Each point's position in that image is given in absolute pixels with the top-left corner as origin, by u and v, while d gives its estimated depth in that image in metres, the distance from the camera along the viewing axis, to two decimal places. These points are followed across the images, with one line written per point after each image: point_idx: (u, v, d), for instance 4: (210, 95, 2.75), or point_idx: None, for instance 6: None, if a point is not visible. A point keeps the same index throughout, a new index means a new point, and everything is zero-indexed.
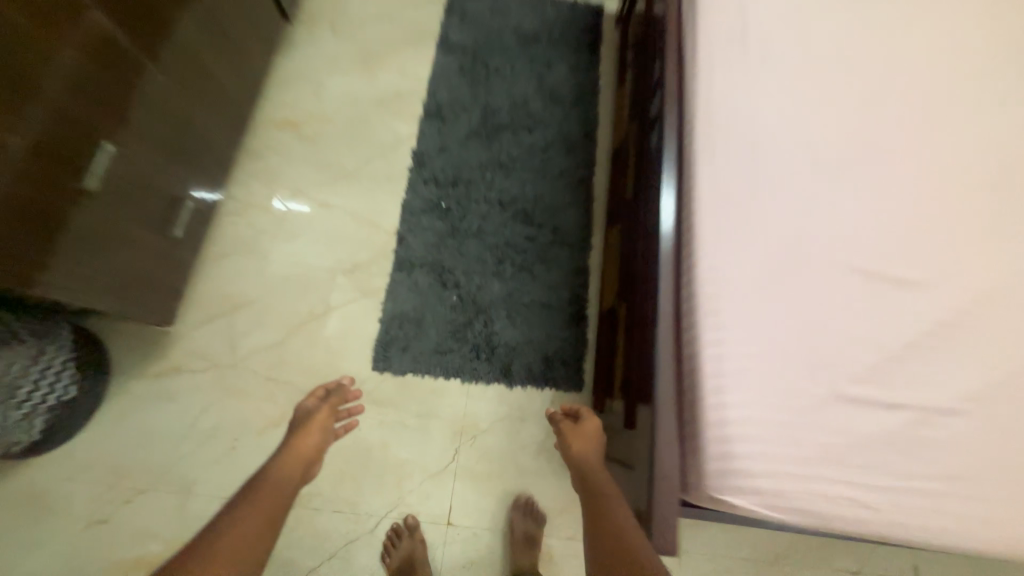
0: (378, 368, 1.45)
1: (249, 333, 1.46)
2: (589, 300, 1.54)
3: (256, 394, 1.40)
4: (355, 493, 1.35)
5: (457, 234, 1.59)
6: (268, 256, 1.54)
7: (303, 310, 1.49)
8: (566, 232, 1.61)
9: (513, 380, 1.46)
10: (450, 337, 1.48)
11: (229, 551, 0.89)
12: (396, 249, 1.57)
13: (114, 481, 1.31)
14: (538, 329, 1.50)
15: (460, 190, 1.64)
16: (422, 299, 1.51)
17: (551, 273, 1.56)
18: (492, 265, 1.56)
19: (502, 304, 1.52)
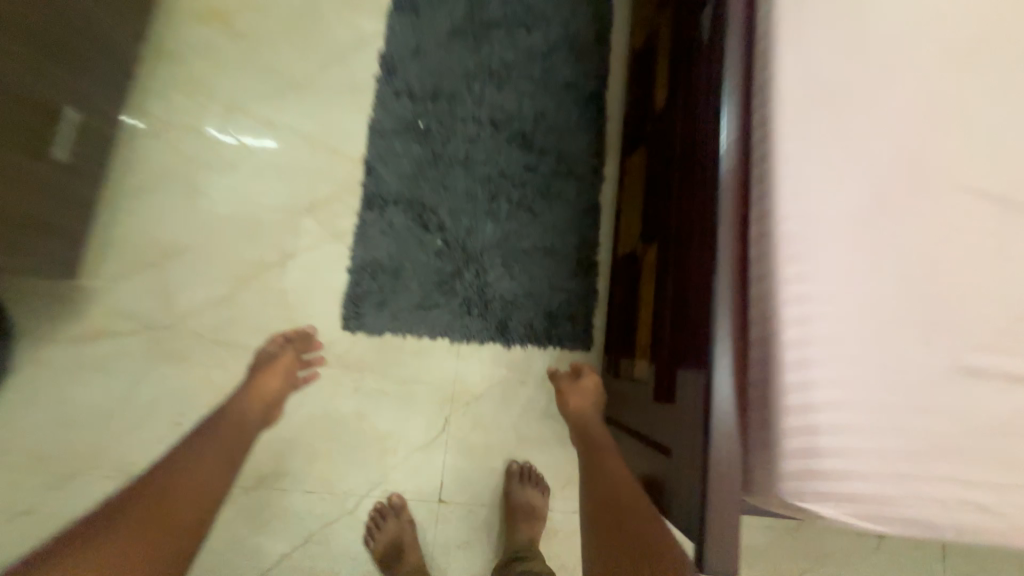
0: (349, 327, 1.21)
1: (185, 288, 1.18)
2: (601, 244, 1.29)
3: (201, 360, 1.16)
4: (330, 471, 1.16)
5: (439, 163, 1.28)
6: (201, 191, 1.23)
7: (252, 258, 1.21)
8: (573, 162, 1.32)
9: (511, 339, 1.24)
10: (434, 290, 1.23)
11: (158, 506, 0.74)
12: (364, 182, 1.27)
13: (36, 466, 1.09)
14: (540, 279, 1.26)
15: (442, 107, 1.31)
16: (399, 245, 1.24)
17: (555, 211, 1.29)
18: (483, 202, 1.28)
19: (496, 249, 1.26)
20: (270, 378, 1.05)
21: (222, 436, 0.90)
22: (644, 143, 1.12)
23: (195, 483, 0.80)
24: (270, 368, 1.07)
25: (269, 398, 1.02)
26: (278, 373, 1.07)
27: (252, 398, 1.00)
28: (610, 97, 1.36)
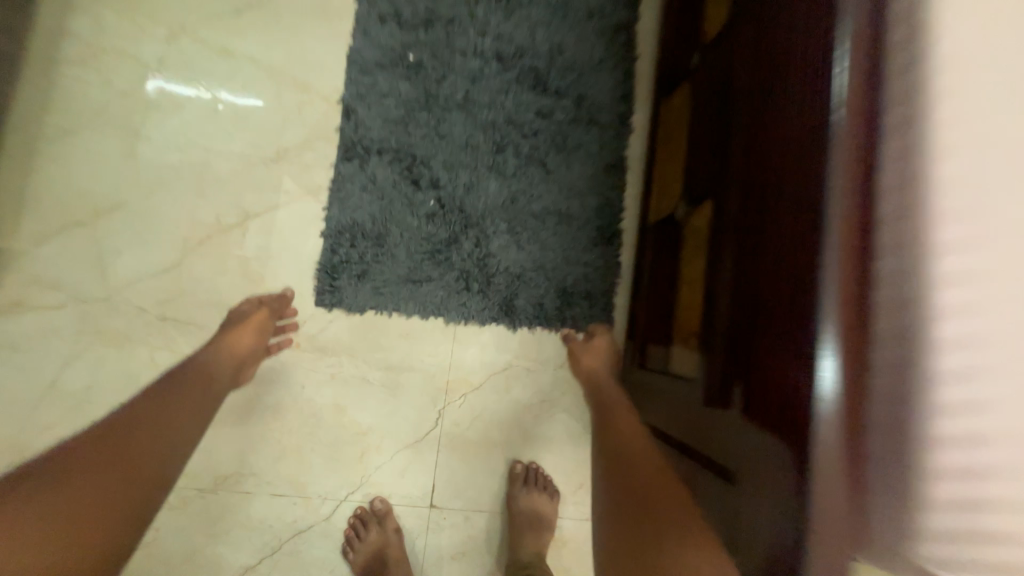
0: (324, 303, 1.01)
1: (122, 252, 0.97)
2: (626, 209, 1.08)
3: (145, 340, 0.96)
4: (302, 471, 0.99)
5: (434, 106, 1.06)
6: (139, 133, 1.00)
7: (204, 217, 1.00)
8: (596, 107, 1.09)
9: (516, 320, 1.04)
10: (426, 260, 1.02)
11: (108, 456, 0.63)
12: (341, 126, 1.04)
13: None
14: (554, 249, 1.05)
15: (437, 37, 1.07)
16: (384, 204, 1.02)
17: (573, 168, 1.07)
18: (487, 155, 1.05)
19: (501, 212, 1.05)
20: (243, 335, 0.89)
21: (181, 385, 0.77)
22: (690, 78, 0.90)
23: (141, 451, 0.66)
24: (242, 323, 0.91)
25: (241, 355, 0.88)
26: (252, 330, 0.91)
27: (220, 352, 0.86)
28: (642, 29, 1.12)
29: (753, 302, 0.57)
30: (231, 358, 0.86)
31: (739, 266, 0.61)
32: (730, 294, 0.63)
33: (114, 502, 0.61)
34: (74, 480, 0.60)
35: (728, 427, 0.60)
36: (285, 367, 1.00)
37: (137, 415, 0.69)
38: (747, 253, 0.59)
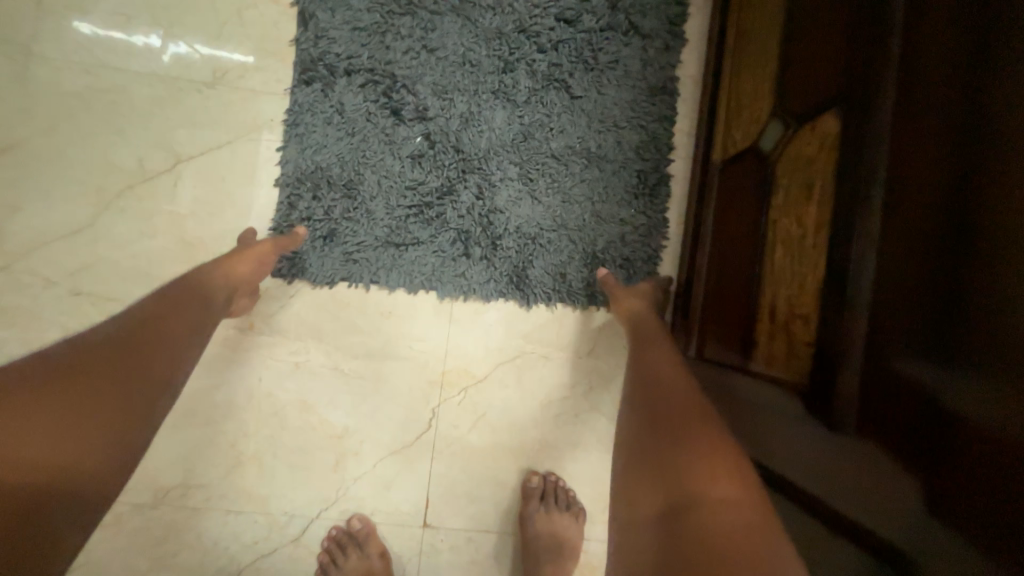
0: (284, 273, 0.78)
1: (22, 208, 0.75)
2: (676, 148, 0.81)
3: (57, 321, 0.75)
4: (263, 482, 0.79)
5: (419, 8, 0.78)
6: (31, 49, 0.76)
7: (124, 161, 0.77)
8: (637, 8, 0.80)
9: (529, 294, 0.80)
10: (412, 216, 0.79)
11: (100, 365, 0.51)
12: (298, 38, 0.78)
13: None
14: (579, 202, 0.80)
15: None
16: (355, 142, 0.78)
17: (606, 93, 0.80)
18: (491, 76, 0.79)
19: (509, 152, 0.79)
20: (241, 265, 0.69)
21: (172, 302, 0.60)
22: None
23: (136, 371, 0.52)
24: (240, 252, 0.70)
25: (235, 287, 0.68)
26: (252, 260, 0.71)
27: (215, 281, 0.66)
28: None
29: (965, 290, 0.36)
30: (223, 290, 0.66)
31: (931, 224, 0.39)
32: (910, 271, 0.40)
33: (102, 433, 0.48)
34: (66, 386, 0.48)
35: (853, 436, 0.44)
36: (238, 354, 0.79)
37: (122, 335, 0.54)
38: (955, 209, 0.37)
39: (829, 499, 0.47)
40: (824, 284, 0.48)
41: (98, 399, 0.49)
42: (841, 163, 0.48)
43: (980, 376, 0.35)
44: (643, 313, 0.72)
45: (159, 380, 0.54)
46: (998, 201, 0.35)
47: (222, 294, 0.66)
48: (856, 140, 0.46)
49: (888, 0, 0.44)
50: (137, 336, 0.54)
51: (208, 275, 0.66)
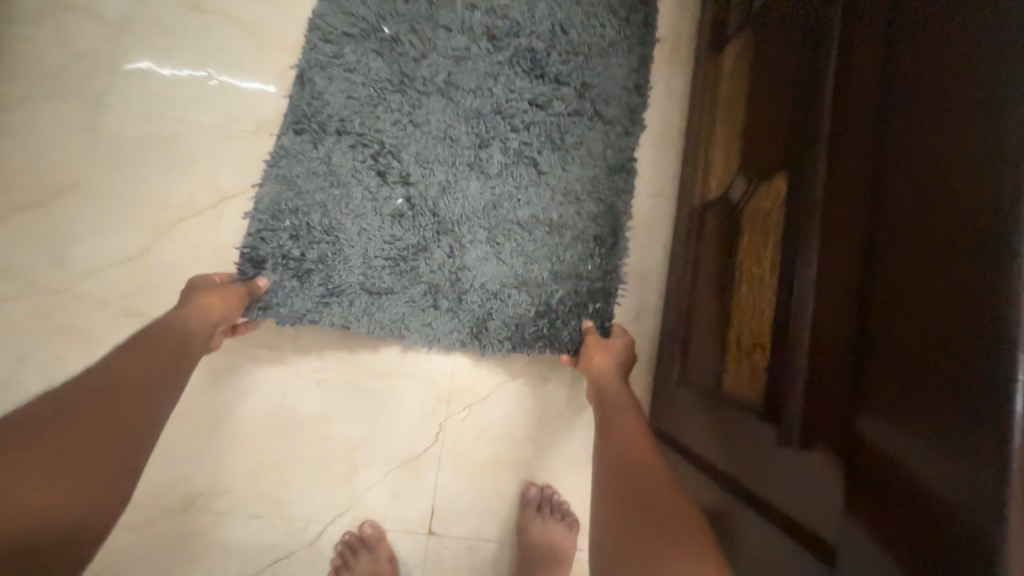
0: (250, 316, 0.83)
1: (84, 238, 0.85)
2: (628, 216, 0.91)
3: (109, 338, 0.85)
4: (283, 488, 0.86)
5: (409, 87, 0.90)
6: (101, 100, 0.87)
7: (175, 198, 0.87)
8: (603, 98, 0.93)
9: (486, 342, 0.88)
10: (386, 269, 0.87)
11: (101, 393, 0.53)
12: (296, 97, 0.89)
13: None
14: (540, 263, 0.89)
15: (416, 8, 0.91)
16: (340, 197, 0.88)
17: (570, 170, 0.91)
18: (468, 150, 0.90)
19: (480, 218, 0.89)
20: (216, 302, 0.73)
21: (154, 337, 0.63)
22: (750, 28, 0.75)
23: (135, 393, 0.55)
24: (215, 289, 0.75)
25: (216, 322, 0.71)
26: (227, 299, 0.75)
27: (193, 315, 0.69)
28: None
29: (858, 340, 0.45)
30: (205, 326, 0.69)
31: (838, 289, 0.47)
32: (826, 326, 0.49)
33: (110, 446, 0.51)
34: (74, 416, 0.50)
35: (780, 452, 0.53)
36: (266, 369, 0.88)
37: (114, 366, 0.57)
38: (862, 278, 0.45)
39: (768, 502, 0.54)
40: (776, 321, 0.57)
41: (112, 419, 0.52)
42: (783, 230, 0.57)
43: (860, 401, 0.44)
44: (611, 367, 0.78)
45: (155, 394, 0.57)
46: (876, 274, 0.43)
47: (205, 330, 0.68)
48: (796, 199, 0.55)
49: (818, 114, 0.54)
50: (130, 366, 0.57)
51: (192, 308, 0.70)
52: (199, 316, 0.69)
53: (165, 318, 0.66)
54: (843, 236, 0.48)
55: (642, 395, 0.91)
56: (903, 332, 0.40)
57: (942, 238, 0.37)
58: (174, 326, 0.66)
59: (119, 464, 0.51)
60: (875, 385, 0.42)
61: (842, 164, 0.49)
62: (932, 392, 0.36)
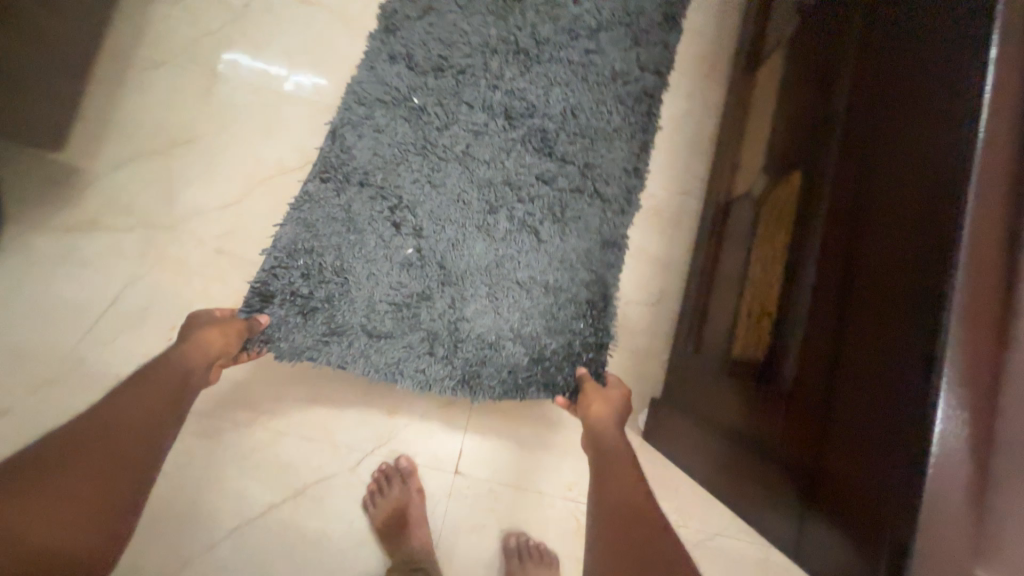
0: (251, 347, 0.93)
1: (191, 184, 1.00)
2: (616, 287, 1.01)
3: (202, 271, 0.99)
4: (332, 417, 0.99)
5: (430, 153, 1.02)
6: (217, 72, 1.03)
7: (269, 158, 1.02)
8: (603, 178, 1.02)
9: (477, 389, 0.97)
10: (388, 313, 0.98)
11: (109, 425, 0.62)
12: (326, 149, 1.01)
13: (12, 365, 0.94)
14: (532, 321, 0.99)
15: (445, 83, 1.03)
16: (356, 243, 0.99)
17: (566, 241, 1.01)
18: (477, 213, 1.01)
19: (481, 274, 0.99)
20: (216, 336, 0.82)
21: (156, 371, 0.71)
22: (782, 50, 0.87)
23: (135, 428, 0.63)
24: (219, 324, 0.84)
25: (212, 354, 0.79)
26: (227, 333, 0.84)
27: (189, 349, 0.77)
28: (717, 9, 1.09)
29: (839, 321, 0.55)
30: (199, 358, 0.77)
31: (828, 282, 0.58)
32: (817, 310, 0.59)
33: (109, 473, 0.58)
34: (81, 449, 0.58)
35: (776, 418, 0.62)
36: None
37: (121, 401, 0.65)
38: (846, 273, 0.55)
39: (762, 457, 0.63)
40: (781, 303, 0.67)
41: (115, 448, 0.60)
42: (793, 234, 0.68)
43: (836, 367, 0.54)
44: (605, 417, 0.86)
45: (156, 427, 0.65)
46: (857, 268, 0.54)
47: (201, 364, 0.77)
48: (806, 204, 0.66)
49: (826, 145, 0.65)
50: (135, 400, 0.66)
51: (190, 344, 0.78)
52: (201, 350, 0.78)
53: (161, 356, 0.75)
54: (839, 220, 0.59)
55: (657, 367, 1.01)
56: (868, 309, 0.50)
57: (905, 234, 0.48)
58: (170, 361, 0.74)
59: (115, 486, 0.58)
60: (849, 333, 0.52)
61: (843, 161, 0.60)
62: (889, 350, 0.47)
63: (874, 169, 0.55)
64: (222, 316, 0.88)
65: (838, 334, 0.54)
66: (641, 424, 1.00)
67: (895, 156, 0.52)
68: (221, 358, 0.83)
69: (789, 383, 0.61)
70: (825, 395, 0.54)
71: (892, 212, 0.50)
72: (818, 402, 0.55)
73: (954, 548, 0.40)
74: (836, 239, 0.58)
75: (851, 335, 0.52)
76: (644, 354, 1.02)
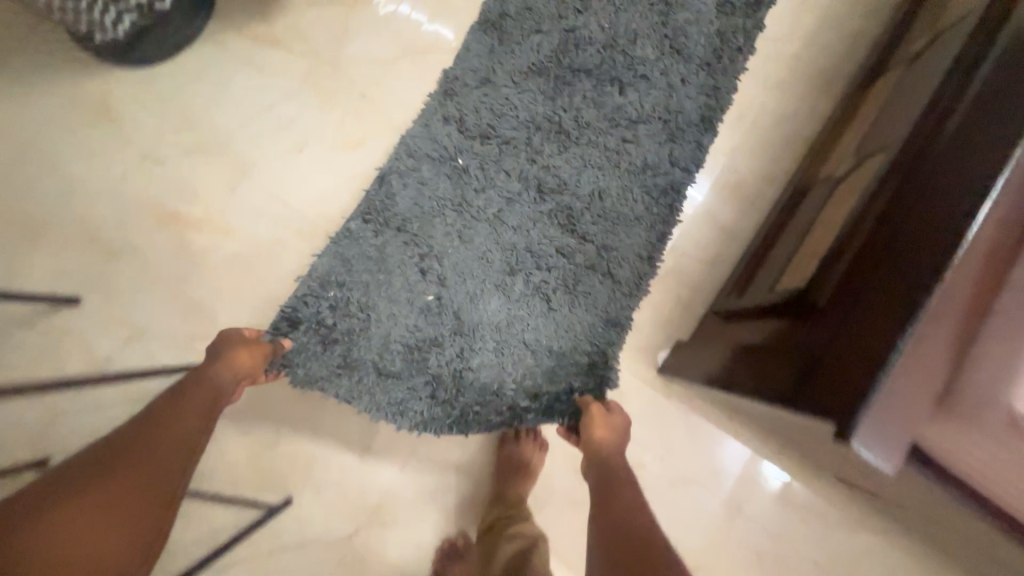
0: (272, 369, 1.03)
1: (360, 36, 1.18)
2: (612, 362, 1.09)
3: (344, 106, 1.16)
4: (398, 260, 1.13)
5: (466, 212, 1.12)
6: None
7: (427, 35, 1.18)
8: (617, 263, 1.11)
9: (468, 429, 1.09)
10: (399, 354, 1.09)
11: (138, 464, 0.68)
12: (373, 191, 1.12)
13: (179, 129, 1.15)
14: (531, 376, 1.09)
15: (489, 151, 1.13)
16: (383, 283, 1.10)
17: (574, 313, 1.10)
18: (497, 273, 1.11)
19: (491, 331, 1.10)
20: (246, 356, 0.87)
21: (187, 400, 0.77)
22: (901, 67, 0.96)
23: (161, 458, 0.70)
24: (247, 343, 0.89)
25: (240, 376, 0.85)
26: (255, 355, 0.89)
27: (221, 370, 0.83)
28: (855, 30, 1.17)
29: (867, 256, 0.64)
30: (228, 379, 0.83)
31: (868, 228, 0.67)
32: (851, 246, 0.68)
33: (140, 501, 0.66)
34: (103, 488, 0.64)
35: (787, 331, 0.72)
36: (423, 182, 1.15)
37: (144, 429, 0.71)
38: (890, 218, 0.65)
39: (764, 358, 0.73)
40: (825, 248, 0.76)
41: (144, 480, 0.67)
42: (855, 199, 0.77)
43: (853, 288, 0.64)
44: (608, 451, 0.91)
45: (181, 458, 0.72)
46: (899, 215, 0.64)
47: (228, 388, 0.83)
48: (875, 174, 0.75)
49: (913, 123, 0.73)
50: (160, 431, 0.72)
51: (222, 363, 0.84)
52: (229, 369, 0.84)
53: (192, 375, 0.81)
54: (904, 177, 0.67)
55: (689, 318, 1.12)
56: (896, 245, 0.61)
57: (950, 192, 0.59)
58: (201, 387, 0.79)
59: (146, 513, 0.67)
60: (881, 258, 0.62)
61: (932, 129, 0.68)
62: (902, 270, 0.57)
63: (942, 144, 0.65)
64: (249, 336, 0.93)
65: (864, 264, 0.64)
66: (659, 361, 1.11)
67: (964, 138, 0.63)
68: (246, 380, 0.88)
69: (825, 296, 0.68)
70: (844, 304, 0.63)
71: (945, 178, 0.61)
72: (835, 311, 0.64)
73: (894, 411, 0.51)
74: (918, 172, 0.65)
75: (874, 264, 0.63)
76: (683, 305, 1.12)
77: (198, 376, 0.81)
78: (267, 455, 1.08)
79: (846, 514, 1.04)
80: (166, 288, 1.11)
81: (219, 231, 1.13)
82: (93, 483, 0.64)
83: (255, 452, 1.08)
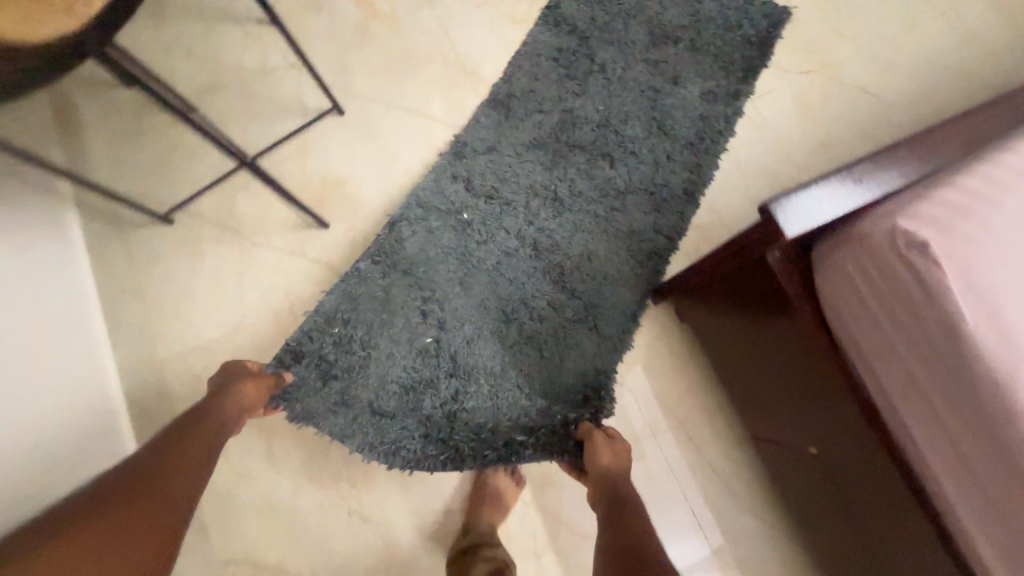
0: (273, 404, 1.14)
1: None
2: (603, 403, 1.17)
3: None
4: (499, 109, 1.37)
5: (469, 260, 1.26)
6: None
7: None
8: (602, 318, 1.23)
9: (464, 464, 1.15)
10: (396, 394, 1.18)
11: (112, 521, 0.71)
12: (383, 236, 1.27)
13: None
14: (528, 416, 1.17)
15: (492, 209, 1.29)
16: (384, 324, 1.21)
17: (564, 363, 1.21)
18: (492, 321, 1.23)
19: (486, 375, 1.20)
20: (250, 387, 0.99)
21: (187, 438, 0.85)
22: None
23: (139, 511, 0.73)
24: (251, 377, 1.02)
25: (242, 407, 0.96)
26: (256, 390, 1.01)
27: (228, 402, 0.94)
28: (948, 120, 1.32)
29: None
30: (234, 412, 0.94)
31: None
32: None
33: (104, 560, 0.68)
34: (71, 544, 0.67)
35: None
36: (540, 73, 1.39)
37: (132, 477, 0.76)
38: None
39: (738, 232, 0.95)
40: None
41: (117, 528, 0.70)
42: None
43: None
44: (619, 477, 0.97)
45: (162, 506, 0.75)
46: None
47: (230, 420, 0.93)
48: None
49: None
50: (147, 479, 0.77)
51: (231, 397, 0.96)
52: (235, 401, 0.95)
53: (200, 409, 0.91)
54: None
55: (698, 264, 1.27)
56: None
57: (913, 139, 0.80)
58: (204, 423, 0.88)
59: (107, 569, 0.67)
60: None
61: None
62: None
63: None
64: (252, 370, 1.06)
65: None
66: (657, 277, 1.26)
67: None
68: (247, 413, 0.99)
69: None
70: None
71: None
72: None
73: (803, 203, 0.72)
74: None
75: None
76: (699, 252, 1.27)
77: (203, 410, 0.91)
78: (333, 186, 1.32)
79: (740, 484, 1.14)
80: (331, 47, 1.41)
81: (391, 27, 1.42)
82: (69, 532, 0.68)
83: (324, 182, 1.32)
